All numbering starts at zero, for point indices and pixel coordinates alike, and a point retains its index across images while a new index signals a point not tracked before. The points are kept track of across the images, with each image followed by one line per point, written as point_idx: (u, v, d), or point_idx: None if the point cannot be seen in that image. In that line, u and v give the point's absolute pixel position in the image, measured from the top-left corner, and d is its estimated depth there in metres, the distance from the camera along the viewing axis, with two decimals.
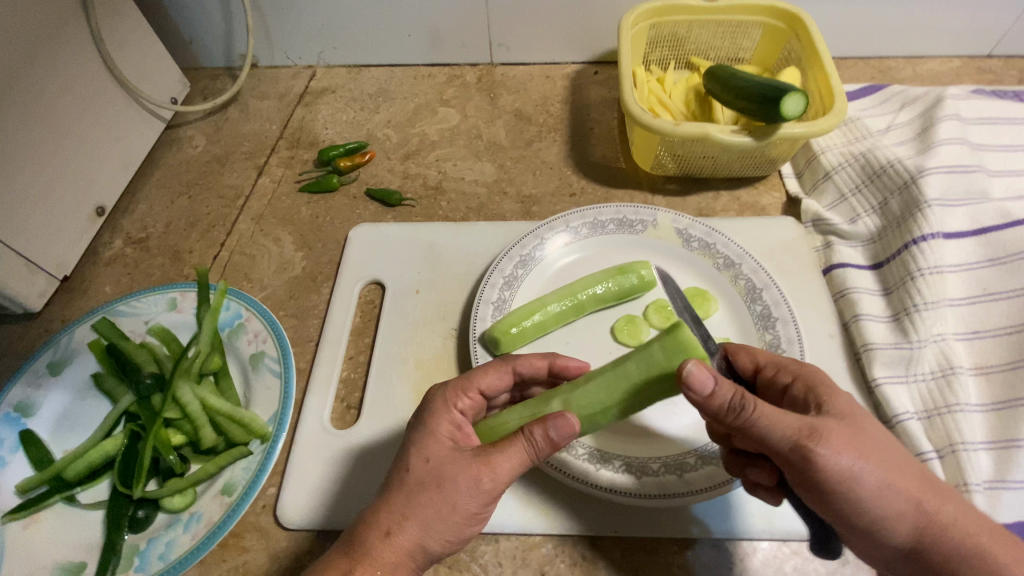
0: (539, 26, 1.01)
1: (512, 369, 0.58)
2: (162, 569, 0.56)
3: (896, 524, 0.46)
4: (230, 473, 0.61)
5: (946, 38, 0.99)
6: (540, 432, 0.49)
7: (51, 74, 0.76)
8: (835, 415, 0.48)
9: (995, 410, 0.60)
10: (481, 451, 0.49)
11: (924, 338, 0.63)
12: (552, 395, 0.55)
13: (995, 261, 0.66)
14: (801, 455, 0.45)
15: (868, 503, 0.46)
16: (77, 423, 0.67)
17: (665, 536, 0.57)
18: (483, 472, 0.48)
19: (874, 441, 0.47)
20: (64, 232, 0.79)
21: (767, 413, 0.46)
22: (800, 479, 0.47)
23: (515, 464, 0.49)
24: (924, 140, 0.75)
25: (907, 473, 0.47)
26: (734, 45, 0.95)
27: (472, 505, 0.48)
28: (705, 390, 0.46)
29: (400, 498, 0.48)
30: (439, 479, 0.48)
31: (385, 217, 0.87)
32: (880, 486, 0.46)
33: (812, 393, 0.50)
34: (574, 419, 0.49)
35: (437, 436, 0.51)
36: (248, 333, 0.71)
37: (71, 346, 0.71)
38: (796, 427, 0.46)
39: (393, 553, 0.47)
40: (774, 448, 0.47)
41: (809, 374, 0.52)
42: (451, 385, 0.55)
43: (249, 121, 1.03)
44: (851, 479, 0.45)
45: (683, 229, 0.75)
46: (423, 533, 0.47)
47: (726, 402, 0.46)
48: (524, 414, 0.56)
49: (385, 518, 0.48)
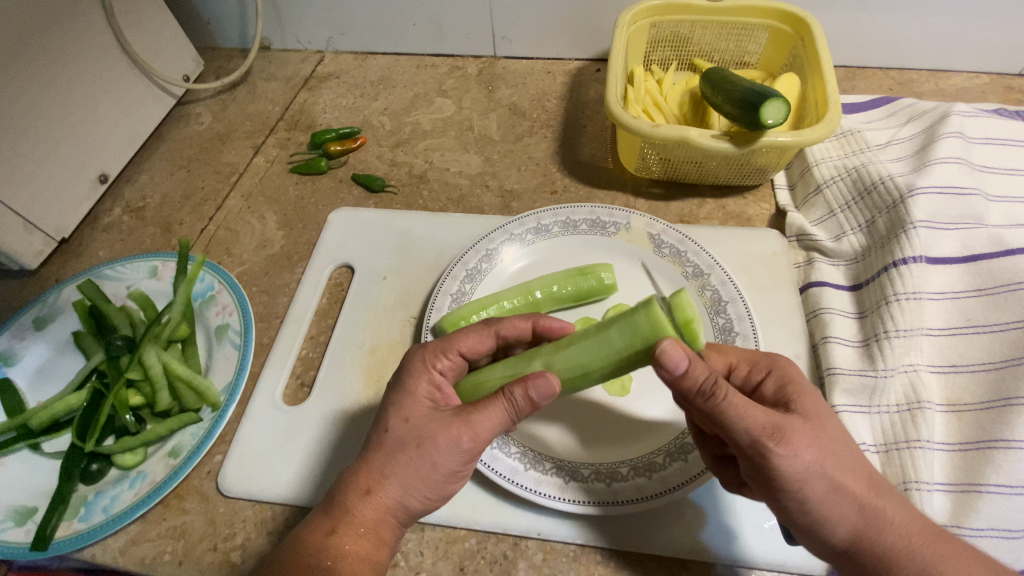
0: (544, 22, 0.99)
1: (493, 334, 0.56)
2: (102, 521, 0.59)
3: (840, 528, 0.44)
4: (179, 438, 0.65)
5: (976, 52, 0.92)
6: (520, 393, 0.49)
7: (60, 46, 0.81)
8: (801, 414, 0.46)
9: (963, 451, 0.56)
10: (460, 411, 0.50)
11: (892, 367, 0.60)
12: (534, 355, 0.54)
13: (981, 291, 0.63)
14: (756, 450, 0.44)
15: (816, 504, 0.44)
16: (53, 376, 0.72)
17: (588, 544, 0.56)
18: (464, 432, 0.48)
19: (836, 443, 0.44)
20: (65, 196, 0.84)
21: (736, 402, 0.43)
22: (752, 474, 0.45)
23: (495, 424, 0.49)
24: (921, 157, 0.72)
25: (864, 479, 0.44)
26: (739, 48, 0.91)
27: (453, 464, 0.49)
28: (679, 369, 0.44)
29: (380, 458, 0.49)
30: (419, 438, 0.49)
31: (366, 203, 0.89)
32: (831, 489, 0.44)
33: (785, 390, 0.48)
34: (553, 381, 0.49)
35: (415, 397, 0.51)
36: (217, 305, 0.74)
37: (57, 304, 0.75)
38: (762, 422, 0.43)
39: (373, 512, 0.48)
40: (733, 438, 0.44)
41: (785, 371, 0.49)
42: (432, 346, 0.54)
43: (255, 101, 1.06)
44: (804, 480, 0.43)
45: (656, 234, 0.73)
46: (404, 492, 0.48)
47: (697, 385, 0.43)
48: (506, 373, 0.55)
49: (364, 478, 0.48)
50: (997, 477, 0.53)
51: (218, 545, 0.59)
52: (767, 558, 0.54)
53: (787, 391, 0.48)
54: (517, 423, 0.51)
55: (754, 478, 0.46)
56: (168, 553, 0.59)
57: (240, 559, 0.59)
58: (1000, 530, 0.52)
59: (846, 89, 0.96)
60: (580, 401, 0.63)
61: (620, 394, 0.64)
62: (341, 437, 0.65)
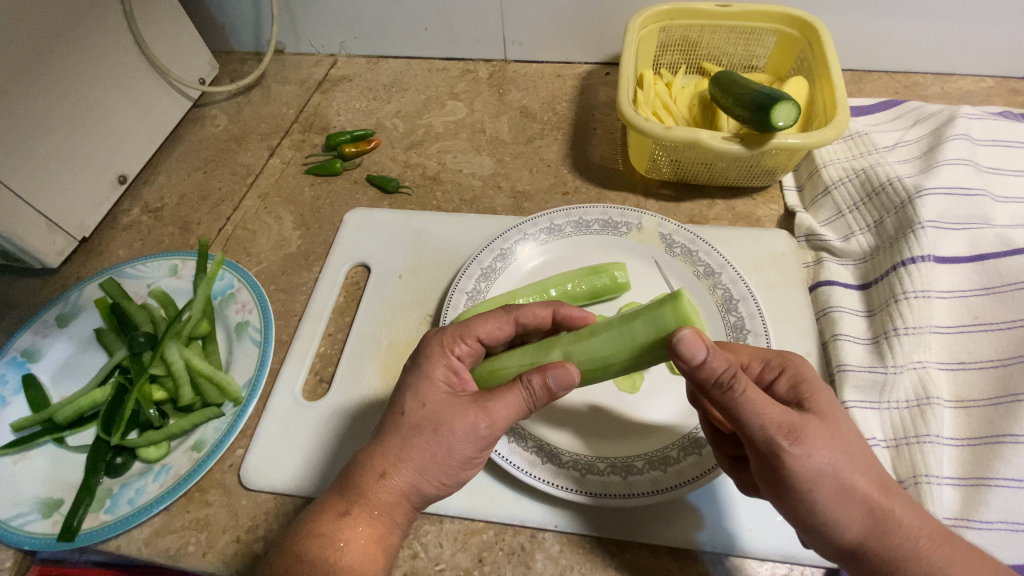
0: (554, 27, 1.01)
1: (512, 320, 0.57)
2: (128, 513, 0.60)
3: (847, 528, 0.45)
4: (202, 432, 0.66)
5: (981, 56, 0.94)
6: (538, 381, 0.50)
7: (83, 48, 0.82)
8: (816, 414, 0.47)
9: (971, 445, 0.57)
10: (478, 397, 0.51)
11: (901, 364, 0.61)
12: (553, 344, 0.56)
13: (989, 289, 0.64)
14: (770, 448, 0.44)
15: (826, 506, 0.45)
16: (75, 372, 0.73)
17: (604, 536, 0.57)
18: (481, 418, 0.50)
19: (850, 444, 0.45)
20: (86, 196, 0.86)
21: (753, 397, 0.44)
22: (763, 469, 0.46)
23: (512, 411, 0.51)
24: (929, 158, 0.73)
25: (876, 481, 0.45)
26: (747, 52, 0.92)
27: (468, 450, 0.50)
28: (696, 359, 0.45)
29: (396, 442, 0.50)
30: (435, 423, 0.50)
31: (381, 203, 0.90)
32: (841, 490, 0.44)
33: (801, 389, 0.49)
34: (573, 372, 0.51)
35: (433, 381, 0.52)
36: (237, 303, 0.75)
37: (79, 301, 0.76)
38: (778, 420, 0.44)
39: (389, 495, 0.49)
40: (748, 434, 0.45)
41: (799, 371, 0.50)
42: (450, 331, 0.56)
43: (269, 104, 1.07)
44: (816, 480, 0.44)
45: (667, 234, 0.75)
46: (419, 476, 0.50)
47: (715, 376, 0.44)
48: (522, 361, 0.57)
49: (380, 461, 0.49)
50: (1006, 471, 0.55)
51: (241, 537, 0.61)
52: (778, 550, 0.55)
53: (800, 389, 0.49)
54: (533, 412, 0.52)
55: (766, 477, 0.46)
56: (192, 544, 0.61)
57: (262, 550, 0.60)
58: (1009, 523, 0.53)
59: (852, 92, 0.98)
60: (593, 400, 0.65)
61: (631, 392, 0.65)
62: (360, 431, 0.66)
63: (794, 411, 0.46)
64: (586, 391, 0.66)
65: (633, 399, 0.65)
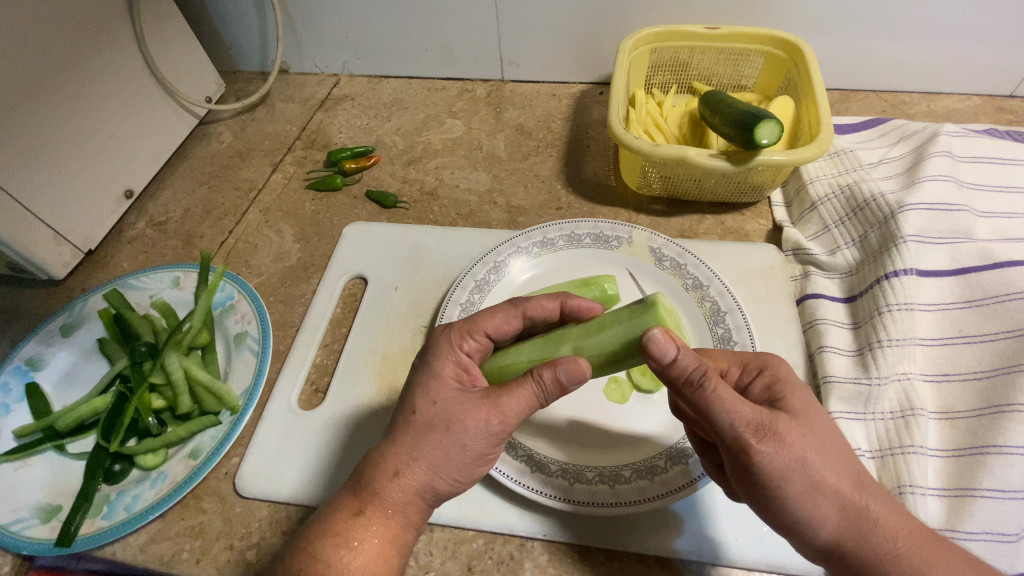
0: (551, 50, 1.04)
1: (521, 314, 0.59)
2: (124, 519, 0.62)
3: (822, 524, 0.46)
4: (199, 439, 0.68)
5: (963, 76, 0.97)
6: (549, 375, 0.52)
7: (95, 69, 0.86)
8: (790, 412, 0.49)
9: (956, 456, 0.58)
10: (490, 394, 0.52)
11: (885, 375, 0.62)
12: (562, 338, 0.58)
13: (972, 302, 0.65)
14: (739, 445, 0.46)
15: (797, 501, 0.46)
16: (77, 381, 0.75)
17: (593, 545, 0.58)
18: (493, 414, 0.51)
19: (824, 441, 0.47)
20: (93, 209, 0.89)
21: (722, 395, 0.46)
22: (734, 465, 0.48)
23: (524, 404, 0.52)
24: (911, 175, 0.75)
25: (850, 480, 0.47)
26: (736, 72, 0.95)
27: (481, 446, 0.51)
28: (666, 358, 0.48)
29: (408, 442, 0.51)
30: (447, 420, 0.51)
31: (379, 218, 0.93)
32: (811, 486, 0.46)
33: (775, 389, 0.51)
34: (584, 366, 0.52)
35: (444, 378, 0.53)
36: (237, 313, 0.77)
37: (83, 312, 0.78)
38: (748, 419, 0.46)
39: (402, 494, 0.50)
40: (719, 432, 0.47)
41: (774, 372, 0.52)
42: (458, 328, 0.57)
43: (273, 121, 1.11)
44: (784, 475, 0.46)
45: (657, 248, 0.76)
46: (431, 474, 0.51)
47: (685, 374, 0.47)
48: (532, 355, 0.59)
49: (393, 460, 0.51)
50: (990, 482, 0.55)
51: (234, 544, 0.62)
52: (766, 559, 0.56)
53: (775, 390, 0.51)
54: (545, 405, 0.54)
55: (738, 474, 0.48)
56: (186, 551, 0.61)
57: (256, 557, 0.61)
58: (994, 533, 0.54)
59: (840, 111, 1.00)
60: (582, 410, 0.66)
61: (620, 402, 0.66)
62: (355, 441, 0.68)
63: (765, 409, 0.48)
64: (575, 400, 0.67)
65: (621, 410, 0.66)
